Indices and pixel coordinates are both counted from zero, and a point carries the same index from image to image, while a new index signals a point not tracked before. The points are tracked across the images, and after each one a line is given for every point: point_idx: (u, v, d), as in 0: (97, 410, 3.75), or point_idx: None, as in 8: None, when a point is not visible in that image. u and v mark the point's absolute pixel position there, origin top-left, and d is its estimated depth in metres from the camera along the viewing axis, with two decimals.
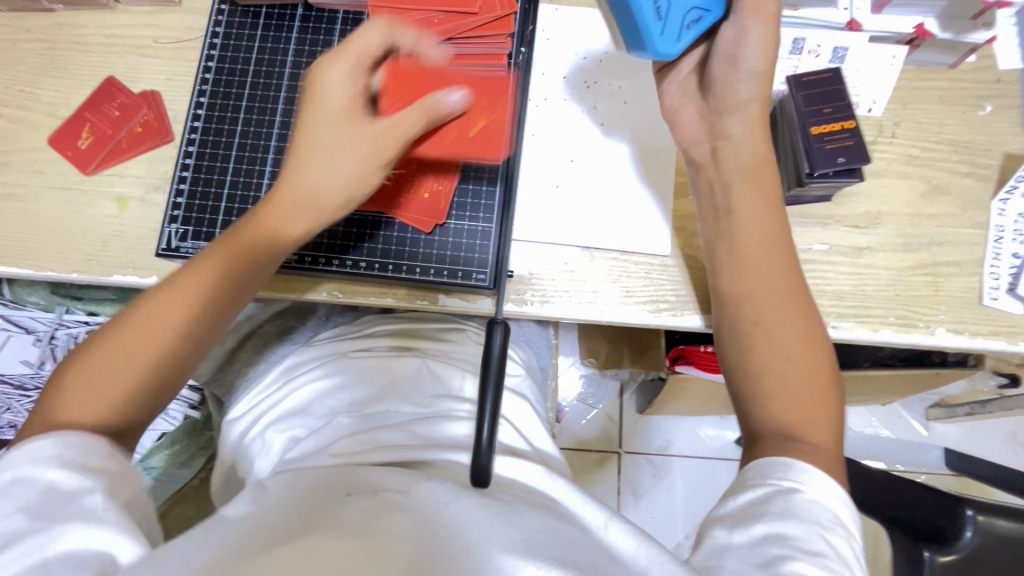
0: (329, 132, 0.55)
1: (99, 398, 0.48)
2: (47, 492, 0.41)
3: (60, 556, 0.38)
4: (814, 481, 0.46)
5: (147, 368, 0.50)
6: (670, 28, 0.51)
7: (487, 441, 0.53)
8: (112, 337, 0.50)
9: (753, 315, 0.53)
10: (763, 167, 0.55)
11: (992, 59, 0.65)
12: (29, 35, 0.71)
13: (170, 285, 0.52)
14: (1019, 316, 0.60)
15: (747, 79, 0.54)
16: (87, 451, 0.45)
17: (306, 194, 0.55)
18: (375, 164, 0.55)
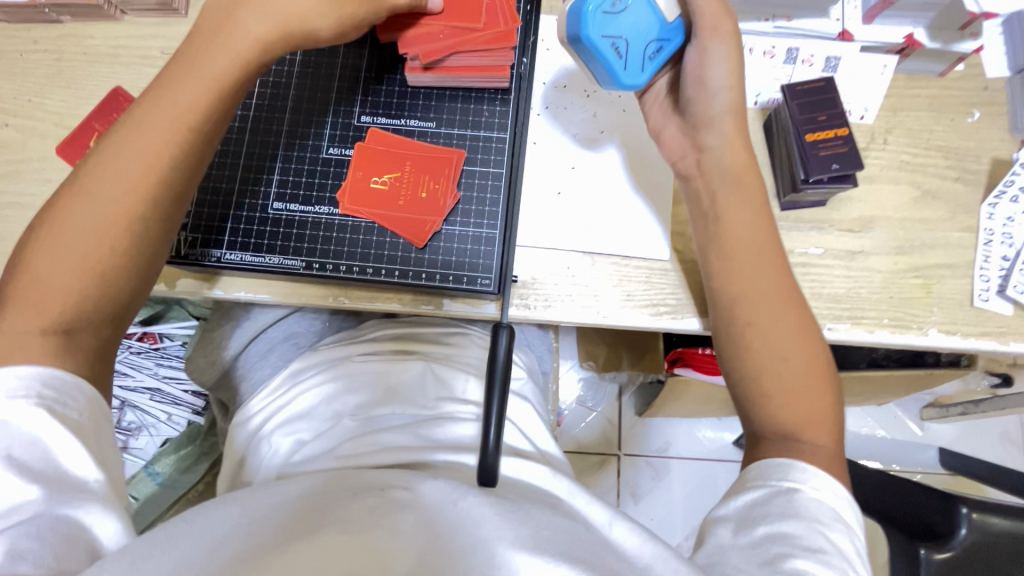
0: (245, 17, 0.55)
1: (41, 310, 0.48)
2: (35, 445, 0.43)
3: (57, 520, 0.41)
4: (814, 480, 0.48)
5: (103, 250, 0.50)
6: (632, 62, 0.54)
7: (494, 442, 0.55)
8: (46, 245, 0.49)
9: (748, 319, 0.54)
10: (747, 175, 0.57)
11: (979, 68, 0.67)
12: (37, 46, 0.72)
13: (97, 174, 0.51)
14: (1008, 317, 0.62)
15: (720, 93, 0.55)
16: (66, 396, 0.46)
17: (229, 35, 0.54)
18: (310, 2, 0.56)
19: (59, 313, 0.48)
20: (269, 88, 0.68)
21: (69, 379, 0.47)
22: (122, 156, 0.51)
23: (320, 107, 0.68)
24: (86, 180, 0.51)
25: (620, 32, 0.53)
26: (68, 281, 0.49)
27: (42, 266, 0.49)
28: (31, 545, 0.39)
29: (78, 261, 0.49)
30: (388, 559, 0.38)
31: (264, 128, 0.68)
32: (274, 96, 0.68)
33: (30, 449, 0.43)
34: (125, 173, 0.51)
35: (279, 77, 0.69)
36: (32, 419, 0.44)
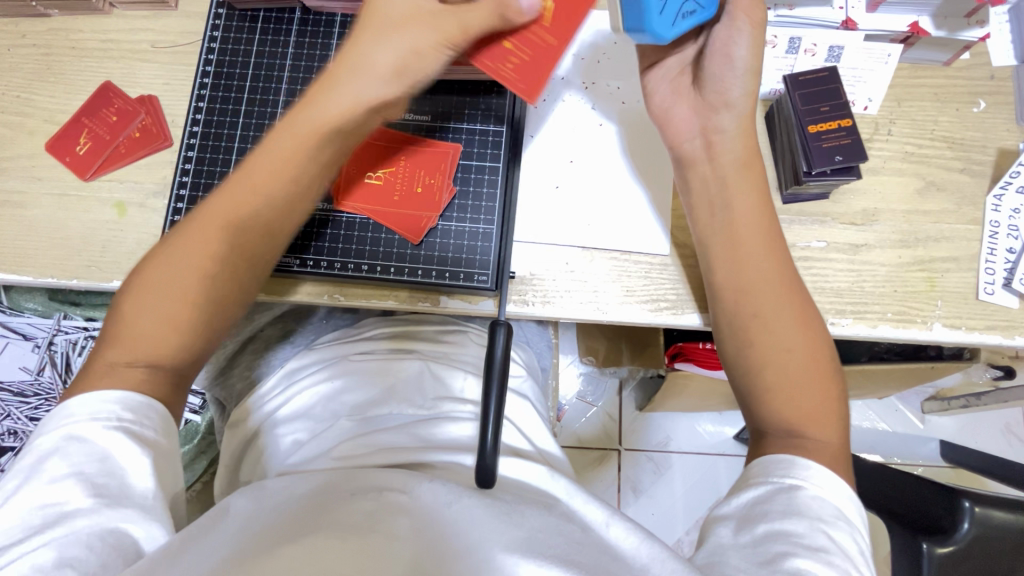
0: (374, 58, 0.54)
1: (139, 348, 0.49)
2: (104, 460, 0.44)
3: (108, 532, 0.41)
4: (816, 477, 0.47)
5: (193, 295, 0.51)
6: (668, 11, 0.49)
7: (492, 442, 0.54)
8: (147, 283, 0.51)
9: (753, 308, 0.53)
10: (754, 161, 0.56)
11: (985, 56, 0.65)
12: (25, 40, 0.70)
13: (203, 220, 0.53)
14: (1014, 311, 0.61)
15: (742, 76, 0.53)
16: (143, 416, 0.47)
17: (349, 93, 0.54)
18: (434, 41, 0.53)
19: (150, 351, 0.49)
20: (262, 84, 0.68)
21: (144, 402, 0.47)
22: (231, 205, 0.53)
23: None
24: (194, 222, 0.53)
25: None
26: (162, 324, 0.50)
27: (135, 310, 0.50)
28: (78, 556, 0.39)
29: (168, 310, 0.50)
30: (385, 562, 0.37)
31: (257, 125, 0.67)
32: (266, 92, 0.68)
33: (99, 464, 0.44)
34: (229, 222, 0.53)
35: (272, 72, 0.68)
36: (108, 437, 0.45)
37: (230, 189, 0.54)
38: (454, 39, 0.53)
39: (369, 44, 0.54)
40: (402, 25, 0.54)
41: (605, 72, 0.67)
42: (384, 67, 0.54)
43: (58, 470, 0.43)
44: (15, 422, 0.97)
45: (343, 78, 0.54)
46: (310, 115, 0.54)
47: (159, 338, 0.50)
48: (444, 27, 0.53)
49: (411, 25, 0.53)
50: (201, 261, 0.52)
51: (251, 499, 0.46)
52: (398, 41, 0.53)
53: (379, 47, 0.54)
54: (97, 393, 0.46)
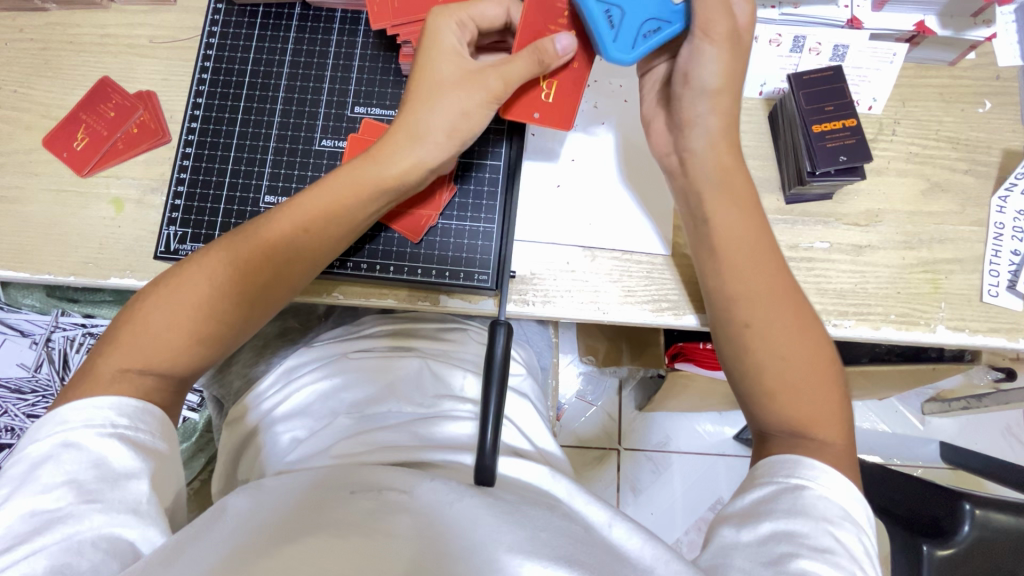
0: (424, 119, 0.55)
1: (146, 358, 0.49)
2: (98, 466, 0.43)
3: (101, 537, 0.41)
4: (823, 477, 0.46)
5: (209, 324, 0.51)
6: (624, 36, 0.53)
7: (492, 441, 0.53)
8: (164, 298, 0.51)
9: (746, 317, 0.53)
10: (733, 179, 0.55)
11: (991, 57, 0.65)
12: (22, 34, 0.70)
13: (231, 248, 0.53)
14: (1018, 313, 0.60)
15: (703, 97, 0.54)
16: (138, 420, 0.47)
17: (402, 156, 0.55)
18: (480, 102, 0.54)
19: (154, 365, 0.49)
20: (261, 81, 0.67)
21: (140, 406, 0.47)
22: (266, 240, 0.53)
23: (313, 99, 0.66)
24: (225, 247, 0.53)
25: (616, 2, 0.52)
26: (172, 345, 0.50)
27: (149, 320, 0.50)
28: (71, 562, 0.39)
29: (191, 324, 0.50)
30: (384, 560, 0.37)
31: (256, 122, 0.66)
32: (265, 89, 0.67)
33: (92, 470, 0.43)
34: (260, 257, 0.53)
35: (271, 69, 0.67)
36: (103, 444, 0.44)
37: (274, 217, 0.54)
38: (498, 95, 0.54)
39: (423, 105, 0.55)
40: (457, 86, 0.55)
41: (607, 71, 0.66)
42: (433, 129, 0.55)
43: (50, 478, 0.42)
44: (12, 419, 0.96)
45: (400, 133, 0.55)
46: (367, 169, 0.55)
47: (176, 351, 0.50)
48: (494, 89, 0.54)
49: (465, 88, 0.54)
50: (231, 281, 0.52)
51: (248, 498, 0.46)
52: (455, 105, 0.54)
53: (436, 112, 0.55)
54: (92, 400, 0.46)
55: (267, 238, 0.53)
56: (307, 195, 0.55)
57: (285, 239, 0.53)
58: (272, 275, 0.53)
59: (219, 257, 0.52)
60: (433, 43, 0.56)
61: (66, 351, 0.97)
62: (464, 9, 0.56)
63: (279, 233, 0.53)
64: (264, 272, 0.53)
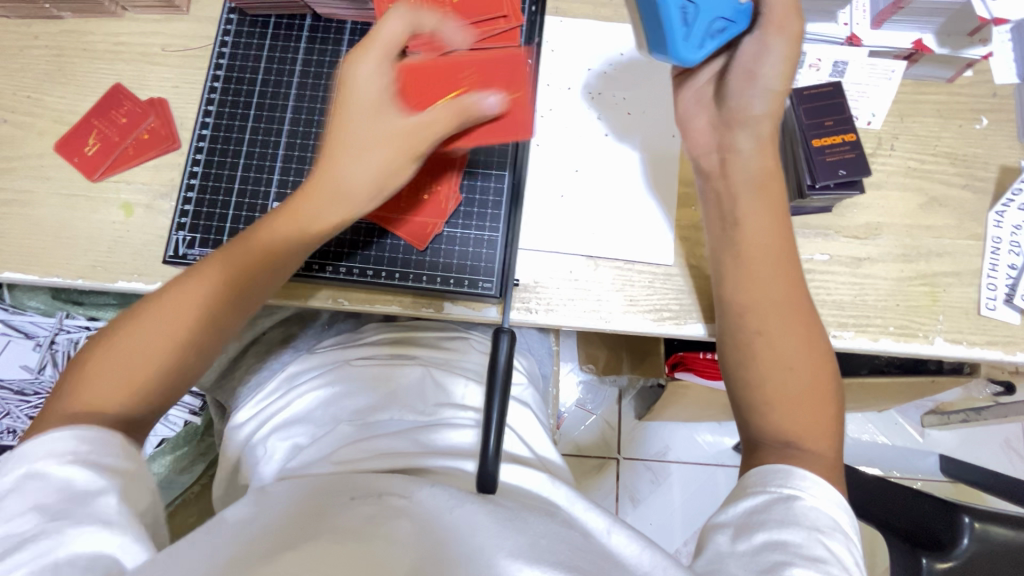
0: (368, 153, 0.56)
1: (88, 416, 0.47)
2: (61, 489, 0.41)
3: (71, 556, 0.38)
4: (814, 487, 0.47)
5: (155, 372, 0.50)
6: (695, 34, 0.52)
7: (493, 450, 0.54)
8: (101, 356, 0.49)
9: (757, 323, 0.53)
10: (771, 183, 0.56)
11: (987, 74, 0.66)
12: (37, 41, 0.71)
13: (173, 296, 0.52)
14: (1016, 327, 0.61)
15: (762, 95, 0.55)
16: (100, 447, 0.44)
17: (342, 186, 0.56)
18: (419, 147, 0.56)
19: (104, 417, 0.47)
20: (271, 89, 0.68)
21: (96, 434, 0.45)
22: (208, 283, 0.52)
23: (322, 108, 0.68)
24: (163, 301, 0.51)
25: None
26: (117, 397, 0.48)
27: (93, 377, 0.48)
28: None
29: (150, 361, 0.49)
30: (384, 569, 0.37)
31: (266, 130, 0.67)
32: (275, 98, 0.68)
33: (57, 494, 0.41)
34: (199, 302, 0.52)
35: (281, 78, 0.68)
36: (64, 469, 0.42)
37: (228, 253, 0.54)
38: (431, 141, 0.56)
39: (360, 117, 0.56)
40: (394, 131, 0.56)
41: (610, 83, 0.68)
42: (376, 165, 0.56)
43: (8, 509, 0.40)
44: (14, 420, 0.97)
45: (353, 153, 0.56)
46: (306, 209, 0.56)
47: (116, 408, 0.48)
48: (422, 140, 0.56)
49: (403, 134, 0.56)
50: (175, 331, 0.50)
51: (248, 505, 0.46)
52: (385, 150, 0.56)
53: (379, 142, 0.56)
54: (48, 435, 0.43)
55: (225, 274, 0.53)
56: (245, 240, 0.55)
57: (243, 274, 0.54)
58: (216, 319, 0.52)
59: (156, 312, 0.51)
60: (358, 84, 0.56)
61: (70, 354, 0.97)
62: (382, 46, 0.56)
63: (236, 268, 0.53)
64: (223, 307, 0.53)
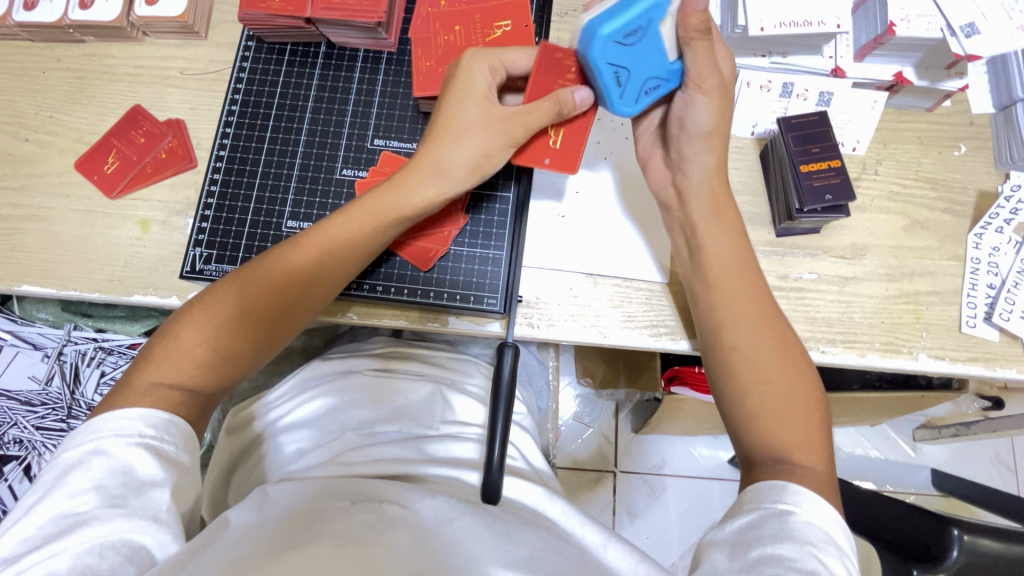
0: (462, 121, 0.58)
1: (186, 370, 0.52)
2: (124, 474, 0.44)
3: (121, 543, 0.41)
4: (806, 503, 0.48)
5: (251, 346, 0.55)
6: (629, 92, 0.56)
7: (498, 460, 0.57)
8: (190, 325, 0.53)
9: (731, 341, 0.56)
10: (725, 207, 0.59)
11: (965, 104, 0.70)
12: (59, 64, 0.74)
13: (277, 262, 0.56)
14: (995, 344, 0.64)
15: (697, 140, 0.59)
16: (165, 433, 0.48)
17: (440, 167, 0.58)
18: (498, 145, 0.58)
19: (189, 374, 0.52)
20: (287, 113, 0.71)
21: (171, 422, 0.48)
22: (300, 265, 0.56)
23: (335, 130, 0.71)
24: (256, 280, 0.55)
25: (623, 62, 0.55)
26: (201, 355, 0.52)
27: (184, 342, 0.53)
28: (92, 564, 0.40)
29: (223, 335, 0.53)
30: (385, 569, 0.39)
31: (281, 151, 0.70)
32: (291, 120, 0.71)
33: (119, 477, 0.44)
34: (277, 282, 0.55)
35: (296, 102, 0.72)
36: (130, 453, 0.45)
37: (301, 244, 0.57)
38: (516, 140, 0.58)
39: (447, 148, 0.58)
40: (479, 127, 0.58)
41: (610, 109, 0.71)
42: (453, 167, 0.58)
43: (82, 483, 0.43)
44: (21, 431, 0.98)
45: (425, 167, 0.59)
46: (387, 202, 0.58)
47: (203, 368, 0.52)
48: (514, 134, 0.58)
49: (489, 126, 0.58)
50: (258, 306, 0.55)
51: (252, 509, 0.47)
52: (476, 134, 0.58)
53: (464, 120, 0.58)
54: (126, 410, 0.47)
55: (297, 265, 0.56)
56: (332, 222, 0.58)
57: (314, 263, 0.56)
58: (297, 296, 0.56)
59: (234, 291, 0.55)
60: (462, 83, 0.59)
61: (76, 366, 0.98)
62: (496, 55, 0.59)
63: (332, 250, 0.57)
64: (294, 310, 0.56)
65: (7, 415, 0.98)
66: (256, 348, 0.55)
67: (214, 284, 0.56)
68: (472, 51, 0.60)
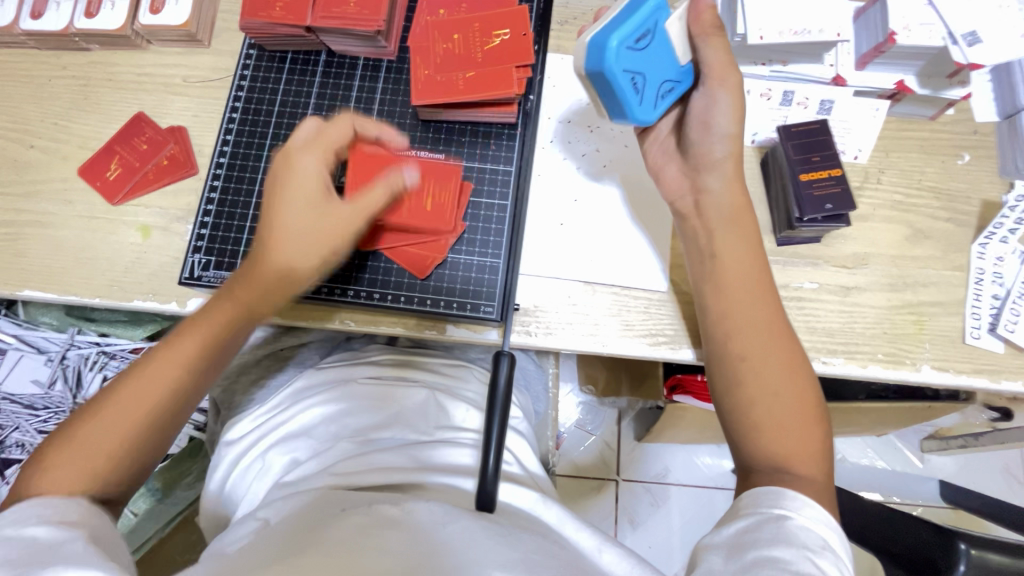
0: (294, 216, 0.57)
1: (74, 473, 0.47)
2: (26, 544, 0.39)
3: None
4: (804, 509, 0.47)
5: (131, 441, 0.50)
6: (647, 98, 0.56)
7: (493, 468, 0.56)
8: (68, 443, 0.48)
9: (740, 350, 0.55)
10: (742, 215, 0.59)
11: (969, 112, 0.69)
12: (65, 72, 0.75)
13: (143, 374, 0.52)
14: (1000, 356, 0.63)
15: (722, 139, 0.59)
16: (61, 512, 0.44)
17: (301, 250, 0.57)
18: (336, 237, 0.58)
19: (76, 483, 0.47)
20: (287, 120, 0.72)
21: (61, 504, 0.44)
22: (175, 359, 0.53)
23: None
24: (116, 405, 0.51)
25: (639, 68, 0.54)
26: (80, 466, 0.48)
27: (53, 471, 0.47)
28: None
29: (107, 441, 0.49)
30: None
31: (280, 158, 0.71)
32: (291, 128, 0.72)
33: (21, 547, 0.39)
34: (148, 400, 0.51)
35: (296, 110, 0.72)
36: (26, 530, 0.41)
37: (173, 346, 0.54)
38: (361, 214, 0.58)
39: (292, 215, 0.57)
40: (313, 199, 0.57)
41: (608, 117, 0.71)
42: (314, 237, 0.57)
43: None
44: (23, 435, 0.98)
45: (303, 230, 0.57)
46: (268, 268, 0.57)
47: (80, 483, 0.47)
48: (353, 220, 0.58)
49: (329, 214, 0.57)
50: (141, 408, 0.51)
51: (250, 536, 0.47)
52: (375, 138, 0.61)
53: (291, 198, 0.57)
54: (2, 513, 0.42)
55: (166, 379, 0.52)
56: (204, 318, 0.56)
57: (193, 360, 0.54)
58: (175, 396, 0.53)
59: (115, 399, 0.51)
60: (291, 167, 0.58)
61: (79, 370, 0.99)
62: (321, 142, 0.60)
63: (213, 328, 0.55)
64: (173, 409, 0.53)
65: (10, 419, 0.99)
66: (139, 445, 0.51)
67: (86, 403, 0.52)
68: (297, 142, 0.60)
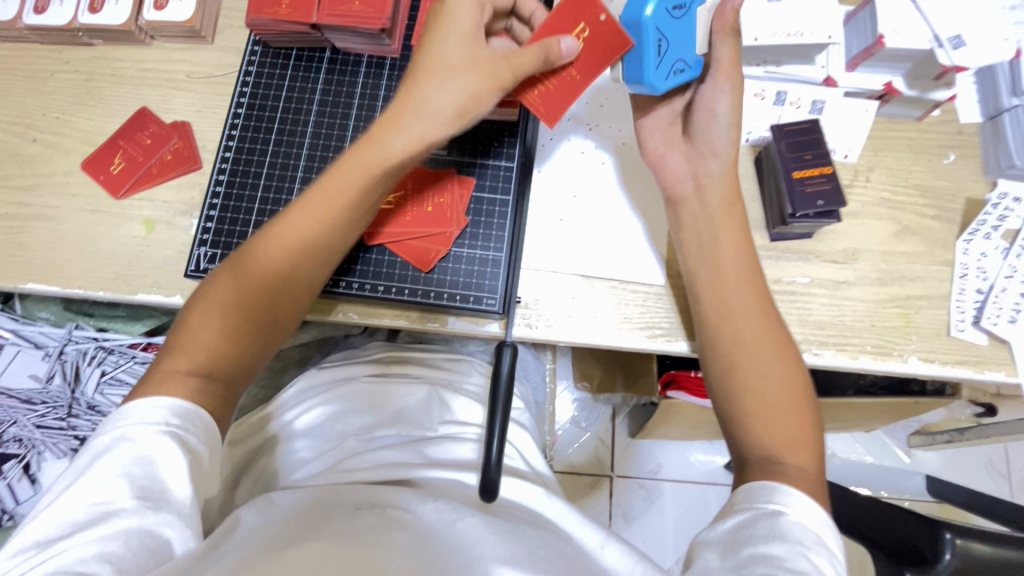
0: (433, 81, 0.56)
1: (200, 349, 0.53)
2: (149, 464, 0.45)
3: (146, 534, 0.42)
4: (796, 503, 0.49)
5: (250, 316, 0.55)
6: (663, 66, 0.56)
7: (496, 457, 0.58)
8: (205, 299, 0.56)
9: (734, 335, 0.57)
10: (739, 204, 0.61)
11: (953, 113, 0.72)
12: (67, 66, 0.75)
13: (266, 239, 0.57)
14: (983, 348, 0.66)
15: (724, 129, 0.59)
16: (189, 423, 0.49)
17: (425, 109, 0.56)
18: (479, 88, 0.56)
19: (203, 359, 0.53)
20: (291, 116, 0.73)
21: (195, 413, 0.49)
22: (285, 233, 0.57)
23: (340, 133, 0.72)
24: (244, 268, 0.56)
25: (666, 33, 0.55)
26: (211, 336, 0.54)
27: (196, 324, 0.55)
28: (117, 553, 0.40)
29: (226, 320, 0.55)
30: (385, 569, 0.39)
31: (285, 154, 0.72)
32: (295, 123, 0.73)
33: (145, 468, 0.45)
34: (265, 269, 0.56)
35: (301, 106, 0.73)
36: (155, 442, 0.46)
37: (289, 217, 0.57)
38: (504, 82, 0.56)
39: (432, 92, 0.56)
40: (459, 69, 0.56)
41: (608, 115, 0.72)
42: (444, 109, 0.56)
43: (108, 470, 0.44)
44: (21, 429, 0.96)
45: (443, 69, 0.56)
46: (371, 152, 0.57)
47: (213, 348, 0.54)
48: (501, 74, 0.55)
49: (473, 67, 0.56)
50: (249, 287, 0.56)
51: (260, 513, 0.48)
52: (460, 86, 0.56)
53: (442, 81, 0.56)
54: (152, 399, 0.48)
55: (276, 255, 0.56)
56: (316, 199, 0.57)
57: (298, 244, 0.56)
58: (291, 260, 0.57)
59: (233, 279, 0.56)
60: (443, 25, 0.57)
61: (77, 365, 0.99)
62: None
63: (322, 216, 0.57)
64: (290, 282, 0.57)
65: (7, 414, 0.97)
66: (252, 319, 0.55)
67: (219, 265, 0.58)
68: None
